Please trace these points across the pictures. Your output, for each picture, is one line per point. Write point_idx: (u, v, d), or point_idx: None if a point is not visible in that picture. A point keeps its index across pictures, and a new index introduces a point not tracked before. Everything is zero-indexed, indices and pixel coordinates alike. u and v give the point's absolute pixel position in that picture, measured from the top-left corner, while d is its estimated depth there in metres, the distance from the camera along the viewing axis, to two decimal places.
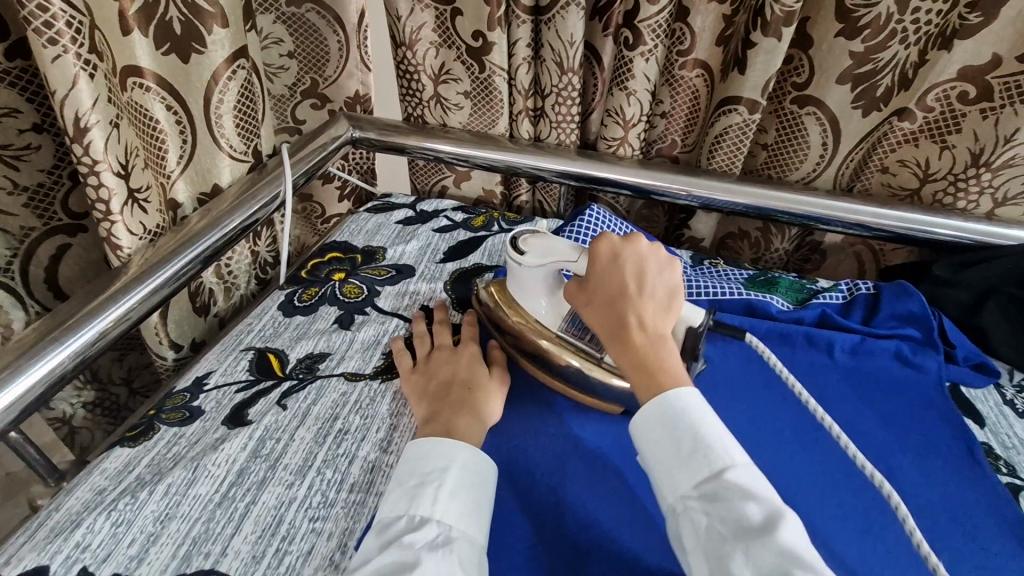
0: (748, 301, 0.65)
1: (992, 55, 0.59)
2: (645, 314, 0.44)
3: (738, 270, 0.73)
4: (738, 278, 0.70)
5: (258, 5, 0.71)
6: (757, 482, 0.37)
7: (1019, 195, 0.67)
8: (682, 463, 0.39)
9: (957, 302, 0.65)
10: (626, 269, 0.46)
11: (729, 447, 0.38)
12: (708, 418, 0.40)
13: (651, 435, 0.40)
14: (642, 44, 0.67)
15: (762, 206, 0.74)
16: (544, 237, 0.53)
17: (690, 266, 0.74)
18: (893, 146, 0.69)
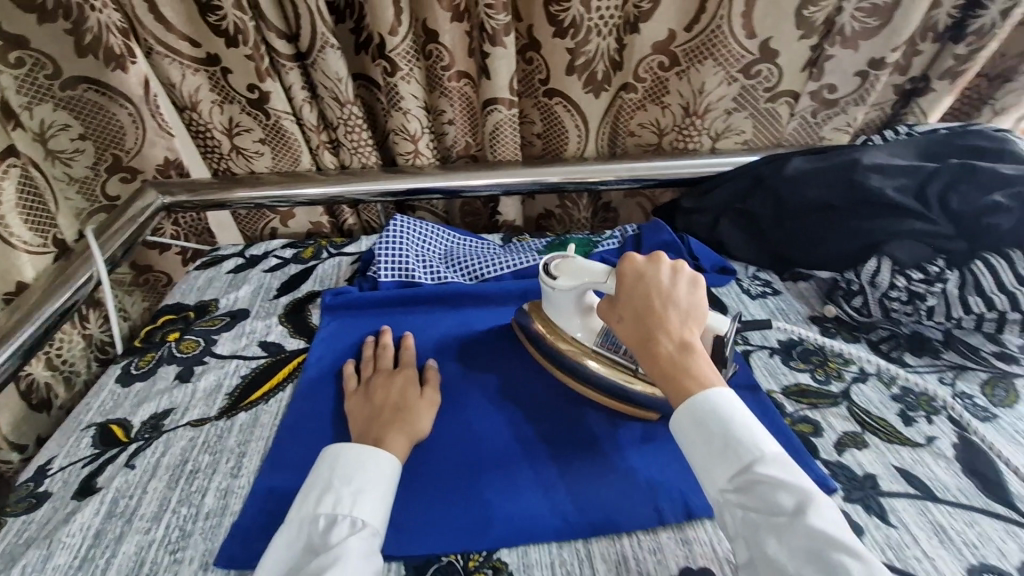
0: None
1: (668, 30, 0.75)
2: (670, 325, 0.50)
3: (540, 240, 0.85)
4: (538, 247, 0.82)
5: (27, 98, 0.70)
6: (786, 471, 0.43)
7: (728, 131, 0.85)
8: (718, 458, 0.45)
9: (702, 225, 0.81)
10: (655, 285, 0.51)
11: (757, 439, 0.44)
12: (737, 418, 0.45)
13: (687, 433, 0.46)
14: (399, 70, 0.77)
15: (550, 183, 0.86)
16: (575, 261, 0.59)
17: (500, 247, 0.84)
18: (630, 113, 0.85)
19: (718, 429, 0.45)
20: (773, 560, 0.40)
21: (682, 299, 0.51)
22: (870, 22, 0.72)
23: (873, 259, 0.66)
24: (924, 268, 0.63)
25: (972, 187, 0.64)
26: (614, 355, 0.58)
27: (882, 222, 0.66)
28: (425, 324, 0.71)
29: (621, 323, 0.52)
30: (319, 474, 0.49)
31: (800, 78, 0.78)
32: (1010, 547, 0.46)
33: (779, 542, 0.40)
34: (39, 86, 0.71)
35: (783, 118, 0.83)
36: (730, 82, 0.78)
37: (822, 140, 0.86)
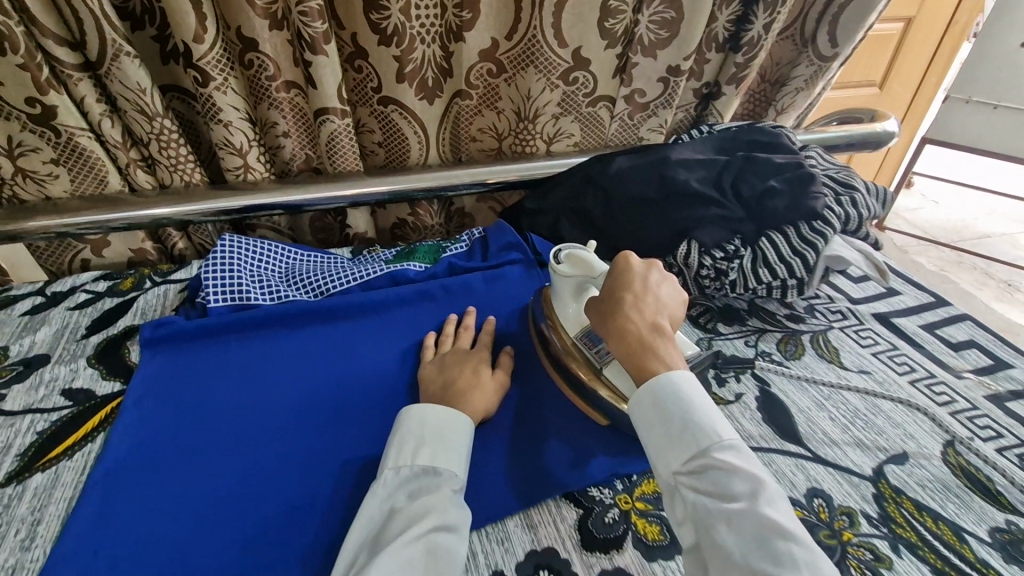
0: (391, 274, 0.77)
1: (491, 38, 0.79)
2: (644, 308, 0.55)
3: (389, 250, 0.84)
4: (387, 256, 0.82)
5: None
6: (741, 459, 0.45)
7: (558, 135, 0.91)
8: (674, 441, 0.47)
9: (543, 224, 0.86)
10: (639, 280, 0.57)
11: (718, 428, 0.46)
12: (697, 403, 0.48)
13: (648, 416, 0.49)
14: (212, 79, 0.72)
15: (398, 190, 0.86)
16: (585, 254, 0.63)
17: (349, 260, 0.82)
18: (469, 118, 0.89)
19: (673, 414, 0.48)
20: (720, 545, 0.41)
21: (659, 293, 0.57)
22: (663, 33, 0.80)
23: (683, 243, 0.73)
24: (723, 247, 0.71)
25: (754, 176, 0.74)
26: (585, 352, 0.60)
27: (690, 210, 0.74)
28: (264, 352, 0.67)
29: (597, 305, 0.58)
30: (397, 435, 0.54)
31: (611, 85, 0.87)
32: (799, 479, 0.53)
33: (729, 527, 0.42)
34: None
35: (605, 120, 0.91)
36: (552, 88, 0.83)
37: (641, 140, 0.95)
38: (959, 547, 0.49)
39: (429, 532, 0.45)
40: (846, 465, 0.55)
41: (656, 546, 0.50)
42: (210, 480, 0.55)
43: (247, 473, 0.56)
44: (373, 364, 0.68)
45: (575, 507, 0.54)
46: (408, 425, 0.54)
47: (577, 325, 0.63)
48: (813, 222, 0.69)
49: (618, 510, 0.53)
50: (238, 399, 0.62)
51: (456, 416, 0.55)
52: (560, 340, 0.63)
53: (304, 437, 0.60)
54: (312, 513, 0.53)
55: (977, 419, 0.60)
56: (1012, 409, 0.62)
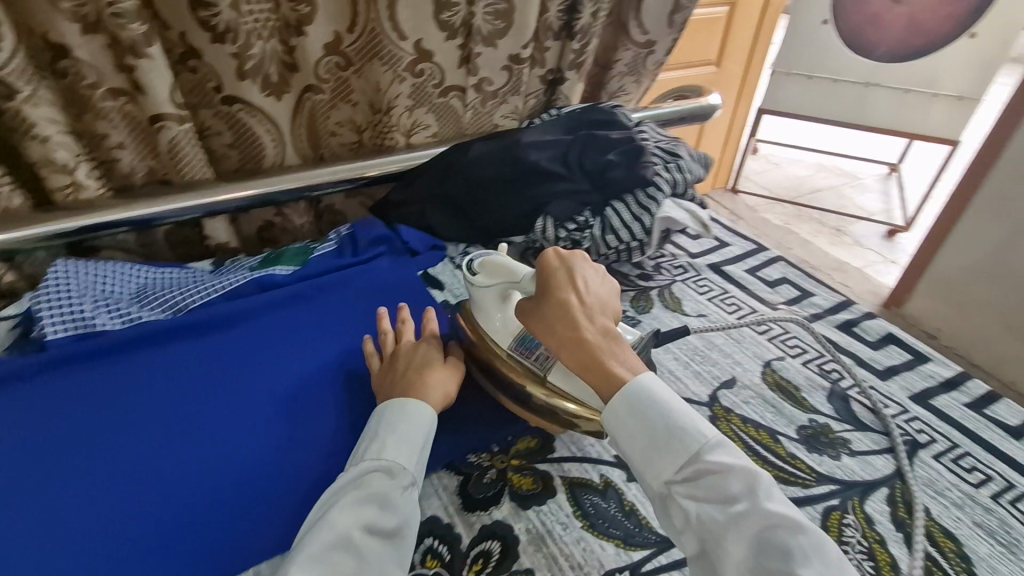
0: (256, 280, 0.75)
1: (333, 33, 0.79)
2: (591, 313, 0.54)
3: (254, 257, 0.82)
4: (252, 263, 0.80)
5: None
6: (729, 455, 0.46)
7: (416, 127, 0.93)
8: (662, 450, 0.47)
9: (411, 214, 0.89)
10: (570, 281, 0.55)
11: (702, 429, 0.47)
12: (671, 402, 0.48)
13: (632, 429, 0.48)
14: (18, 91, 0.65)
15: (257, 195, 0.84)
16: (498, 259, 0.60)
17: (210, 272, 0.79)
18: (325, 114, 0.87)
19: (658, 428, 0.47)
20: (733, 557, 0.42)
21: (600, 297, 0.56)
22: (499, 24, 0.85)
23: (540, 219, 0.79)
24: (574, 219, 0.79)
25: (594, 151, 0.82)
26: (527, 362, 0.58)
27: (540, 187, 0.81)
28: (123, 376, 0.63)
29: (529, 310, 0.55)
30: (366, 427, 0.54)
31: (459, 76, 0.90)
32: None
33: (736, 533, 0.43)
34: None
35: (459, 109, 0.94)
36: (402, 79, 0.85)
37: (497, 127, 1.00)
38: (774, 445, 0.59)
39: (355, 528, 0.45)
40: (688, 396, 0.64)
41: (529, 495, 0.55)
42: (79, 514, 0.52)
43: (118, 500, 0.54)
44: (247, 370, 0.67)
45: (456, 475, 0.57)
46: (383, 415, 0.54)
47: (509, 335, 0.60)
48: (647, 188, 0.78)
49: (495, 470, 0.58)
50: (99, 427, 0.59)
51: (417, 403, 0.55)
52: (492, 353, 0.60)
53: (179, 452, 0.58)
54: (195, 524, 0.52)
55: (787, 341, 0.72)
56: (813, 328, 0.75)
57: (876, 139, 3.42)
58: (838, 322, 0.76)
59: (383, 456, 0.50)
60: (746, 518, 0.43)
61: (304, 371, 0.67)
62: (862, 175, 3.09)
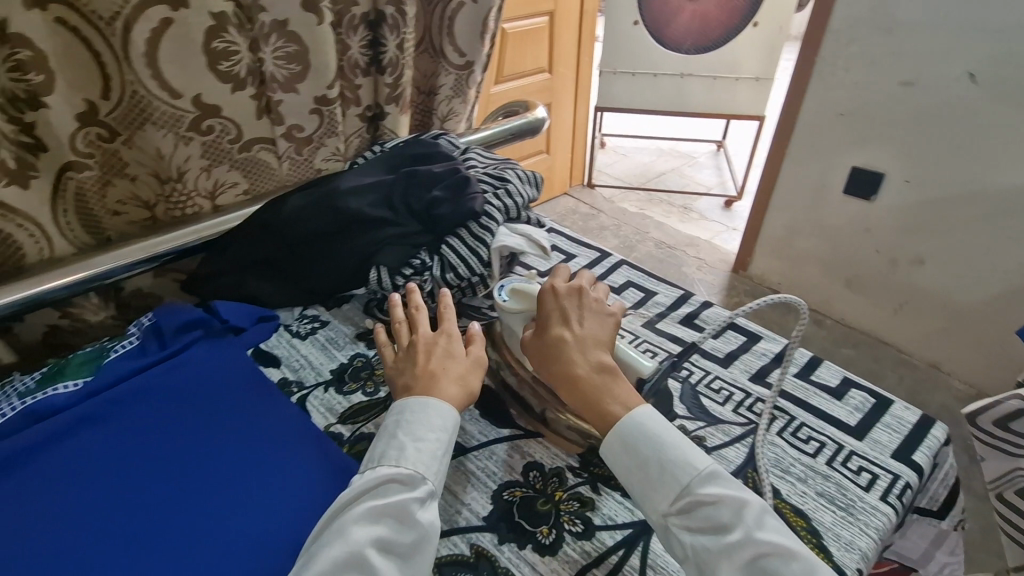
0: (29, 411, 0.61)
1: (86, 101, 0.67)
2: (584, 349, 0.56)
3: (30, 375, 0.68)
4: (25, 386, 0.66)
5: None
6: (720, 484, 0.47)
7: (219, 187, 0.82)
8: (655, 484, 0.48)
9: (228, 286, 0.78)
10: (558, 320, 0.58)
11: (693, 460, 0.48)
12: (662, 435, 0.50)
13: (630, 457, 0.50)
14: None
15: (31, 295, 0.67)
16: (530, 287, 0.65)
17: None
18: (97, 193, 0.74)
19: (364, 505, 0.47)
20: None
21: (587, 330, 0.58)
22: (293, 67, 0.79)
23: (373, 270, 0.74)
24: (410, 264, 0.74)
25: (420, 188, 0.78)
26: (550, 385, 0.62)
27: (369, 235, 0.75)
28: None
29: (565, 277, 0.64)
30: (384, 426, 0.53)
31: (260, 126, 0.81)
32: (516, 459, 0.60)
33: (730, 562, 0.44)
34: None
35: (269, 161, 0.86)
36: (187, 140, 0.75)
37: (320, 172, 0.93)
38: None
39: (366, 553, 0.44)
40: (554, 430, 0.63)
41: None
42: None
43: None
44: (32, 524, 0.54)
45: None
46: (403, 409, 0.54)
47: None
48: (478, 219, 0.75)
49: None
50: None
51: (439, 404, 0.53)
52: (519, 377, 0.64)
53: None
54: None
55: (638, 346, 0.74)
56: (660, 329, 0.77)
57: (702, 119, 3.79)
58: (680, 318, 0.79)
59: (404, 465, 0.49)
60: (739, 545, 0.44)
61: (106, 509, 0.55)
62: (696, 154, 3.40)
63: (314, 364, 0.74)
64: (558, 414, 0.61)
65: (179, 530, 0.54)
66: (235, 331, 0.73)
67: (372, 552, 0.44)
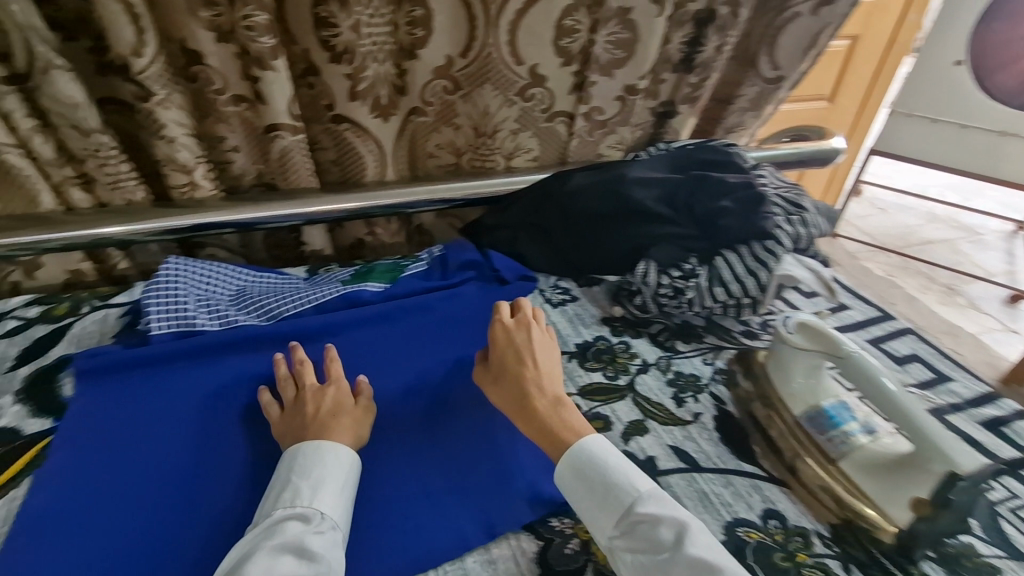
0: (346, 296, 0.74)
1: (447, 56, 0.77)
2: (541, 386, 0.58)
3: (346, 269, 0.82)
4: (343, 276, 0.80)
5: None
6: (661, 505, 0.48)
7: (517, 150, 0.90)
8: (602, 504, 0.49)
9: (501, 239, 0.85)
10: (506, 353, 0.61)
11: (637, 484, 0.49)
12: (610, 456, 0.51)
13: (575, 475, 0.51)
14: (154, 94, 0.69)
15: (357, 208, 0.84)
16: (823, 327, 0.58)
17: (303, 281, 0.80)
18: (425, 137, 0.86)
19: (317, 472, 0.51)
20: None
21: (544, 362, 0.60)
22: (618, 53, 0.82)
23: (642, 263, 0.74)
24: (679, 267, 0.72)
25: (707, 194, 0.75)
26: (816, 439, 0.56)
27: (646, 228, 0.76)
28: (212, 383, 0.63)
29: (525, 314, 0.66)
30: (275, 486, 0.51)
31: (569, 101, 0.87)
32: (755, 500, 0.55)
33: None
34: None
35: (562, 135, 0.91)
36: (510, 101, 0.83)
37: (601, 156, 0.96)
38: (908, 564, 0.50)
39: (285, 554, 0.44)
40: None
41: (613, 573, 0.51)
42: (146, 517, 0.51)
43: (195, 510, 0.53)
44: (321, 386, 0.65)
45: (536, 539, 0.53)
46: (295, 456, 0.53)
47: (803, 405, 0.59)
48: (765, 241, 0.70)
49: (578, 540, 0.53)
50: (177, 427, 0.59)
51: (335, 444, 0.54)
52: (780, 420, 0.60)
53: (266, 467, 0.57)
54: None
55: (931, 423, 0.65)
56: (953, 423, 0.64)
57: (1004, 193, 3.08)
58: (982, 419, 0.65)
59: (323, 495, 0.49)
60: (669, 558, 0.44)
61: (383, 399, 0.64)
62: (983, 232, 2.78)
63: (560, 331, 0.75)
64: (814, 469, 0.55)
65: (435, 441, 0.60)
66: (501, 282, 0.80)
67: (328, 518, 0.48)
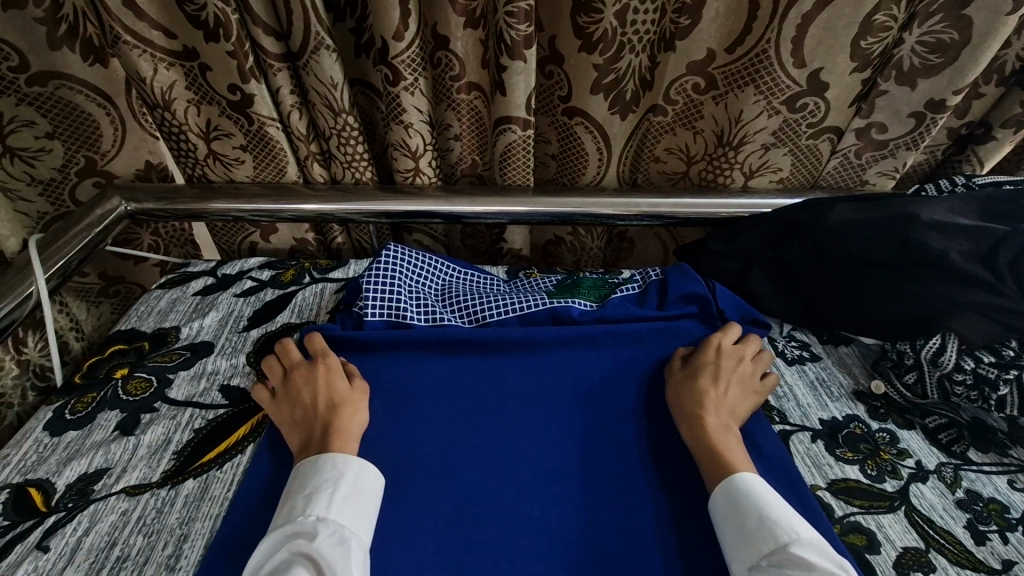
0: (552, 309, 0.66)
1: (708, 50, 0.67)
2: (720, 408, 0.54)
3: (549, 278, 0.76)
4: (547, 286, 0.73)
5: None
6: (824, 556, 0.41)
7: (763, 167, 0.77)
8: (748, 536, 0.43)
9: (729, 271, 0.72)
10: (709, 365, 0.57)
11: (795, 525, 0.43)
12: (768, 495, 0.46)
13: (724, 511, 0.46)
14: (403, 78, 0.68)
15: (564, 213, 0.77)
16: None
17: (504, 284, 0.75)
18: (657, 136, 0.77)
19: (305, 489, 0.45)
20: None
21: (729, 377, 0.57)
22: (933, 58, 0.64)
23: (936, 334, 0.57)
24: (997, 351, 0.55)
25: None
26: None
27: (947, 291, 0.58)
28: (414, 378, 0.58)
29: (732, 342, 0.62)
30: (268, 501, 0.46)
31: (845, 114, 0.71)
32: None
33: None
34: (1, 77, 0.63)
35: (824, 155, 0.76)
36: (771, 114, 0.70)
37: (863, 184, 0.79)
38: None
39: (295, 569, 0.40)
40: None
41: None
42: None
43: (389, 519, 0.48)
44: (511, 403, 0.57)
45: None
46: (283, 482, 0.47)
47: None
48: None
49: None
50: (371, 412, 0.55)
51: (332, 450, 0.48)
52: None
53: (463, 488, 0.51)
54: None
55: None
56: None
57: None
58: None
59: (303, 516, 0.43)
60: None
61: (591, 441, 0.55)
62: None
63: (799, 400, 0.61)
64: None
65: (648, 506, 0.50)
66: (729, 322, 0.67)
67: (340, 527, 0.43)
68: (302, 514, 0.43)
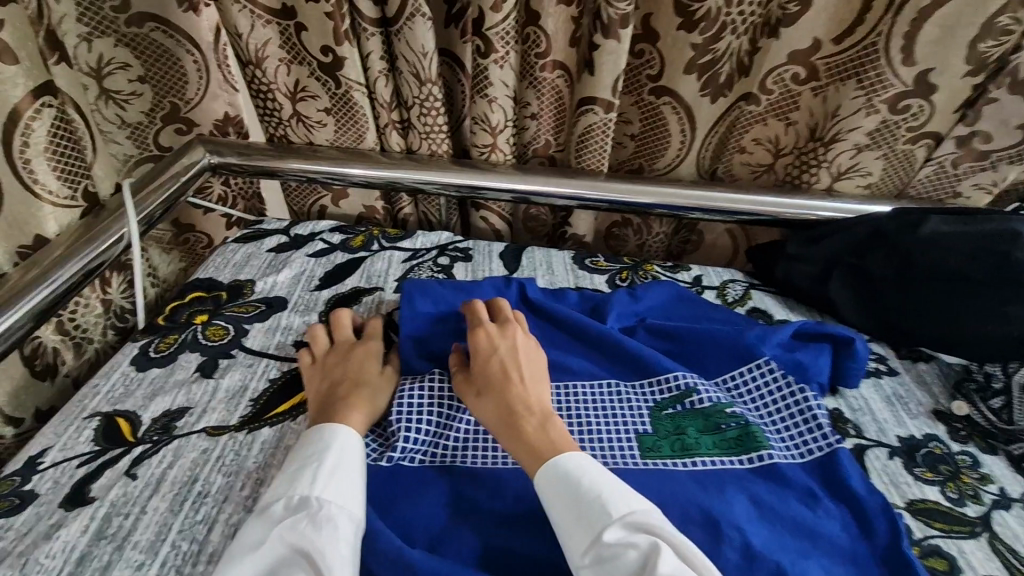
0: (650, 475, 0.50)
1: (813, 39, 0.65)
2: (528, 401, 0.48)
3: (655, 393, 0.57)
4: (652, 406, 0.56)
5: (89, 29, 0.63)
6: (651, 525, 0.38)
7: (853, 170, 0.74)
8: (576, 522, 0.40)
9: (807, 275, 0.71)
10: (497, 353, 0.52)
11: (609, 499, 0.40)
12: (586, 468, 0.42)
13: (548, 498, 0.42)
14: (494, 51, 0.68)
15: (633, 202, 0.76)
16: None
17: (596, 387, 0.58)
18: (746, 127, 0.74)
19: (306, 459, 0.43)
20: None
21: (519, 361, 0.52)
22: None
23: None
24: None
25: None
26: None
27: None
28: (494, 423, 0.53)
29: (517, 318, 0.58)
30: (288, 465, 0.44)
31: (948, 120, 0.68)
32: None
33: None
34: (104, 16, 0.63)
35: (917, 163, 0.72)
36: (870, 113, 0.67)
37: (958, 197, 0.75)
38: None
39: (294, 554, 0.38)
40: None
41: None
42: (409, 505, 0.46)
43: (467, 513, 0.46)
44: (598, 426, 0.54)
45: None
46: (304, 447, 0.45)
47: None
48: None
49: None
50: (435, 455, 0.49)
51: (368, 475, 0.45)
52: None
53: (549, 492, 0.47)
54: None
55: None
56: None
57: None
58: None
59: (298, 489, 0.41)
60: None
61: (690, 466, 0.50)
62: None
63: (876, 415, 0.59)
64: None
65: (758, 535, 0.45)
66: (822, 392, 0.59)
67: (325, 503, 0.40)
68: (277, 498, 0.41)
